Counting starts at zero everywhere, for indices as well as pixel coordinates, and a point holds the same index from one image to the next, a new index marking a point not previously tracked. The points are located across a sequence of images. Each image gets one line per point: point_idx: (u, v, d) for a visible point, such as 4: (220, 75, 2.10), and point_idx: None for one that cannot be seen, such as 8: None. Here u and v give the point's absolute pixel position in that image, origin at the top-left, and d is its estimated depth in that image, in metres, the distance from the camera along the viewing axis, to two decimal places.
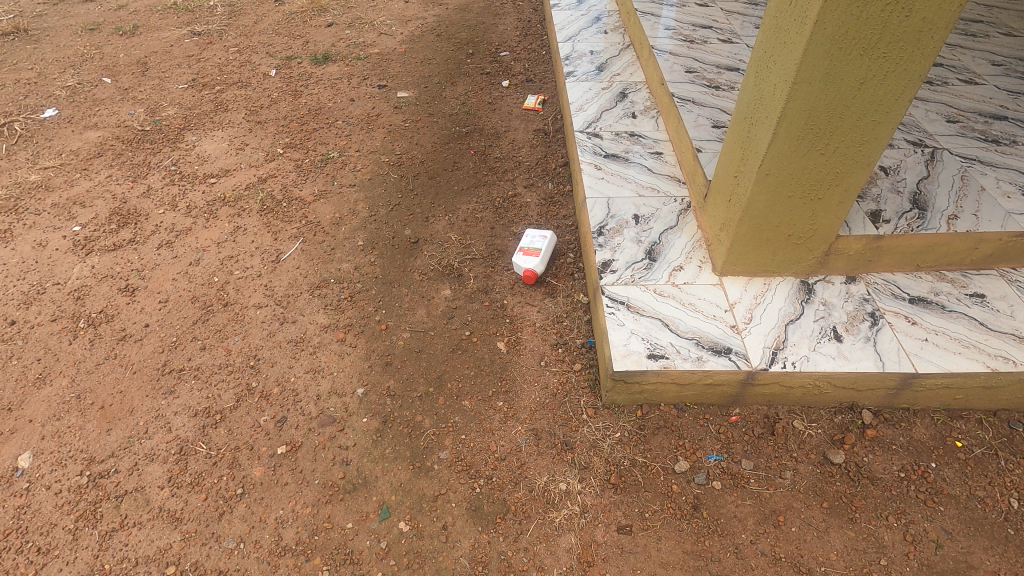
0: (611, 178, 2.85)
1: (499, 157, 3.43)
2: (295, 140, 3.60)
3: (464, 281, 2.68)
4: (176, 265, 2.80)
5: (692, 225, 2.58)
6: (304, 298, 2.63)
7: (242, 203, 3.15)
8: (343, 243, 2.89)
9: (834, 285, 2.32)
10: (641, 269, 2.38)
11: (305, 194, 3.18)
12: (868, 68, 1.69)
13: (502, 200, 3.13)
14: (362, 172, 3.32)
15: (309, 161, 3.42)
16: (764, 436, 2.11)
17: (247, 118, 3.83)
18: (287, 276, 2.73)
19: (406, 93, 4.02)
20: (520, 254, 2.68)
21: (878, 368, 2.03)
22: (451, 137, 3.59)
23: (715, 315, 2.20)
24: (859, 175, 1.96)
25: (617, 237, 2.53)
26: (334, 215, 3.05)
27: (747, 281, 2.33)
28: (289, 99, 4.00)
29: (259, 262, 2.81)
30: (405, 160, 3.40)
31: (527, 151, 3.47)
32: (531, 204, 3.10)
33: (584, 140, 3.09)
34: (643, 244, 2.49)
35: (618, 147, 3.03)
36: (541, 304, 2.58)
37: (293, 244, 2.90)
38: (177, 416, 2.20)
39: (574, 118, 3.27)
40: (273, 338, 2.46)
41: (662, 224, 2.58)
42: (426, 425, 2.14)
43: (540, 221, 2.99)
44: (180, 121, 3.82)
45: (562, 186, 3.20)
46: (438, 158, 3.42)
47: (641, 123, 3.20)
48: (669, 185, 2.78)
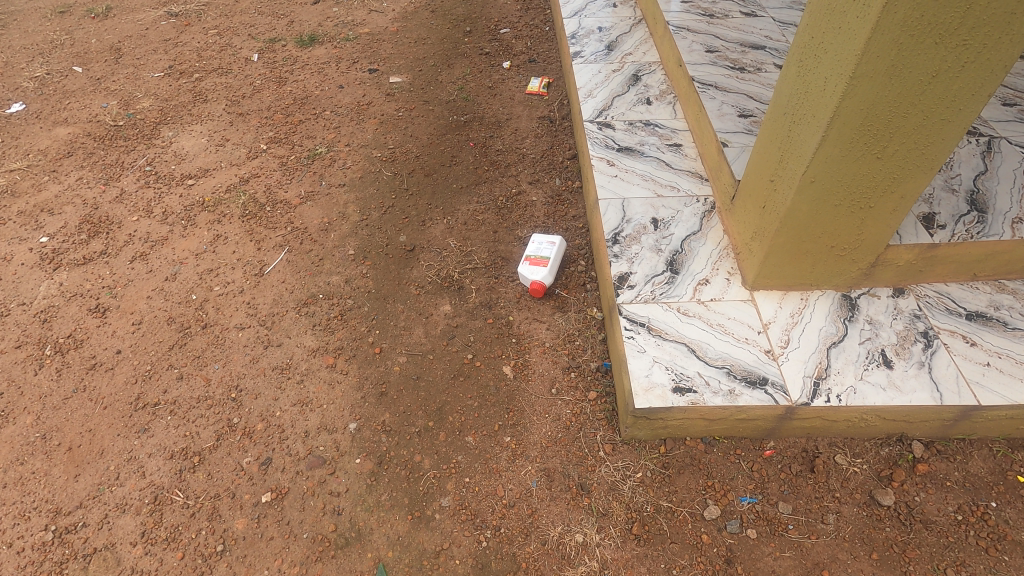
0: (626, 175, 2.56)
1: (501, 149, 3.15)
2: (279, 134, 3.31)
3: (465, 294, 2.44)
4: (151, 280, 2.57)
5: (716, 230, 2.31)
6: (290, 318, 2.39)
7: (222, 207, 2.89)
8: (332, 253, 2.64)
9: (880, 298, 2.06)
10: (663, 283, 2.13)
11: (290, 197, 2.92)
12: (943, 60, 1.39)
13: (505, 199, 2.87)
14: (353, 169, 3.04)
15: (295, 158, 3.14)
16: (803, 474, 1.89)
17: (228, 109, 3.54)
18: (272, 291, 2.50)
19: (399, 78, 3.71)
20: (526, 264, 2.44)
21: (935, 401, 1.79)
22: (448, 128, 3.30)
23: (747, 338, 1.96)
24: (919, 181, 1.68)
25: (634, 245, 2.27)
26: (323, 220, 2.79)
27: (782, 296, 2.08)
28: (272, 87, 3.70)
29: (241, 276, 2.57)
30: (399, 155, 3.12)
31: (531, 141, 3.18)
32: (537, 203, 2.84)
33: (594, 131, 2.80)
34: (663, 254, 2.23)
35: (632, 138, 2.74)
36: (551, 320, 2.34)
37: (277, 254, 2.65)
38: (151, 458, 2.00)
39: (583, 105, 2.97)
40: (257, 365, 2.24)
41: (684, 229, 2.32)
42: (426, 467, 1.93)
43: (547, 224, 2.73)
44: (156, 114, 3.53)
45: (571, 183, 2.92)
46: (435, 152, 3.13)
47: (657, 110, 2.89)
48: (690, 183, 2.50)
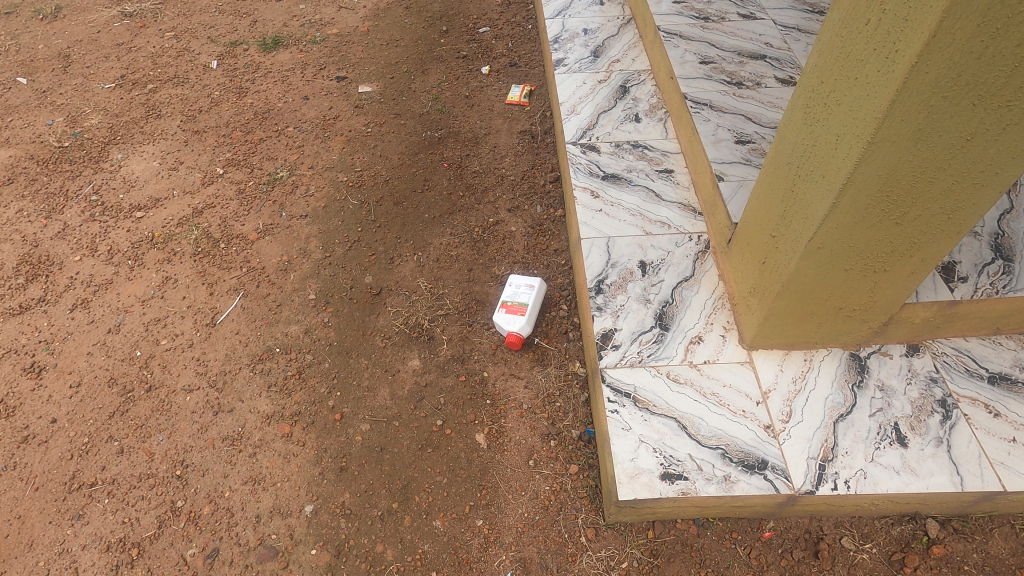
0: (612, 208, 2.32)
1: (477, 170, 2.90)
2: (237, 156, 3.05)
3: (436, 346, 2.23)
4: (92, 333, 2.34)
5: (710, 275, 2.09)
6: (243, 377, 2.18)
7: (173, 243, 2.64)
8: (291, 297, 2.41)
9: (892, 359, 1.84)
10: (651, 343, 1.91)
11: (247, 231, 2.67)
12: (981, 125, 1.15)
13: (481, 229, 2.63)
14: (316, 197, 2.80)
15: (254, 184, 2.88)
16: (805, 561, 1.70)
17: (183, 126, 3.26)
18: (224, 345, 2.28)
19: (368, 87, 3.42)
20: (502, 312, 2.22)
21: (955, 487, 1.59)
22: (420, 145, 3.03)
23: (744, 411, 1.75)
24: (943, 246, 1.45)
25: (620, 295, 2.04)
26: (282, 258, 2.56)
27: (784, 357, 1.87)
28: (232, 100, 3.42)
29: (191, 326, 2.34)
30: (366, 179, 2.87)
31: (510, 161, 2.93)
32: (516, 234, 2.61)
33: (577, 155, 2.55)
34: (652, 305, 2.01)
35: (619, 164, 2.49)
36: (529, 376, 2.13)
37: (231, 300, 2.42)
38: (85, 551, 1.80)
39: (566, 124, 2.71)
40: (205, 435, 2.04)
41: (675, 275, 2.09)
42: (389, 559, 1.74)
43: (527, 260, 2.50)
44: (105, 132, 3.26)
45: (553, 210, 2.68)
46: (406, 175, 2.88)
47: (647, 129, 2.63)
48: (682, 218, 2.27)
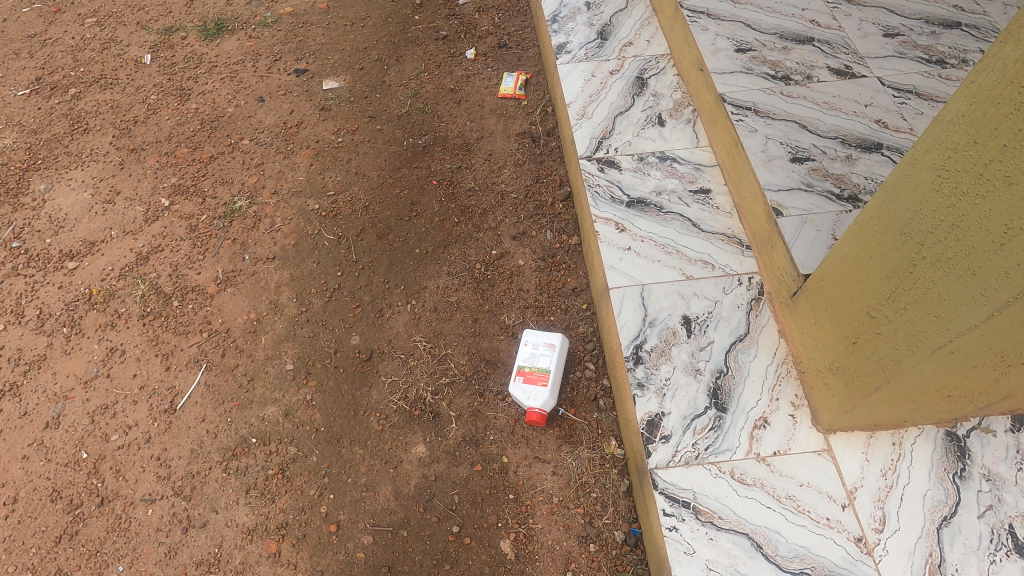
0: (642, 246, 1.94)
1: (472, 187, 2.46)
2: (185, 182, 2.57)
3: (443, 426, 1.88)
4: (25, 430, 1.94)
5: (769, 332, 1.74)
6: (215, 480, 1.82)
7: (116, 303, 2.21)
8: (265, 368, 2.03)
9: (997, 437, 1.53)
10: (707, 430, 1.58)
11: (204, 282, 2.25)
12: None
13: (484, 265, 2.23)
14: (284, 233, 2.36)
15: (208, 219, 2.43)
16: None
17: (117, 143, 2.74)
18: (188, 437, 1.90)
19: (335, 82, 2.91)
20: (520, 382, 1.87)
21: None
22: (402, 157, 2.58)
23: (829, 519, 1.45)
24: None
25: (664, 365, 1.69)
26: (249, 316, 2.15)
27: (868, 442, 1.55)
28: (173, 105, 2.88)
29: (146, 414, 1.96)
30: (342, 207, 2.42)
31: (510, 173, 2.49)
32: (526, 269, 2.21)
33: (594, 174, 2.13)
34: (704, 377, 1.67)
35: (645, 184, 2.08)
36: (557, 460, 1.80)
37: (191, 376, 2.03)
38: None
39: (576, 131, 2.26)
40: (175, 560, 1.70)
41: (726, 334, 1.74)
42: None
43: (541, 304, 2.13)
44: (23, 156, 2.73)
45: (567, 237, 2.28)
46: (388, 198, 2.44)
47: (674, 135, 2.21)
48: (727, 254, 1.89)
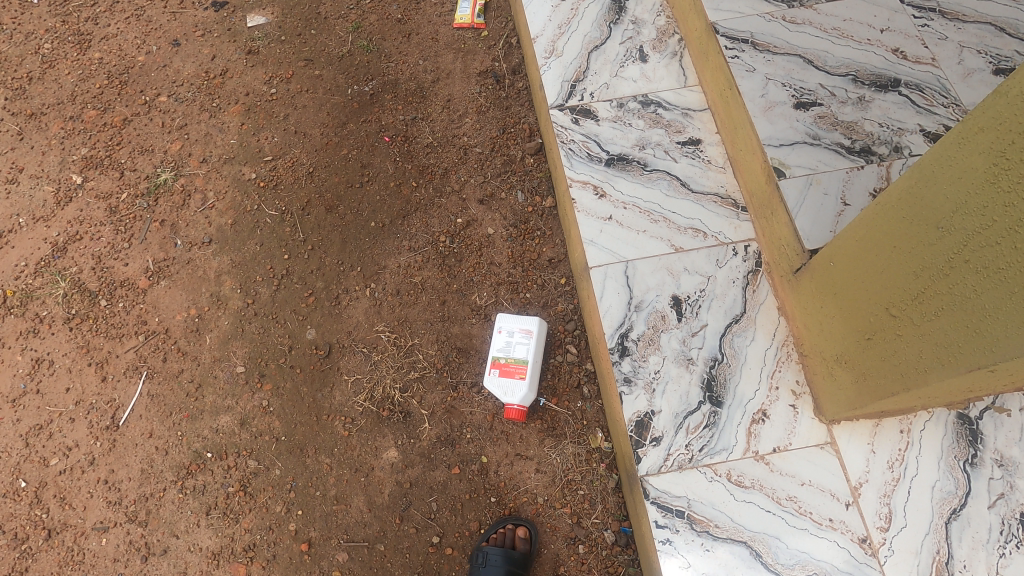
0: (625, 215, 1.70)
1: (430, 142, 2.15)
2: (98, 152, 2.22)
3: (415, 427, 1.73)
4: None
5: (768, 310, 1.56)
6: (171, 502, 1.68)
7: (35, 305, 1.95)
8: (213, 373, 1.83)
9: (1013, 417, 1.39)
10: (701, 429, 1.44)
11: (134, 274, 1.98)
12: None
13: (449, 237, 1.98)
14: (218, 211, 2.07)
15: (129, 198, 2.12)
16: None
17: (11, 107, 2.34)
18: (136, 456, 1.74)
19: (261, 18, 2.47)
20: (496, 376, 1.70)
21: None
22: (347, 109, 2.23)
23: (832, 520, 1.35)
24: None
25: (652, 356, 1.52)
26: (189, 313, 1.91)
27: (875, 432, 1.42)
28: (71, 55, 2.44)
29: (86, 432, 1.78)
30: (283, 174, 2.12)
31: (473, 122, 2.17)
32: (496, 239, 1.97)
33: (567, 127, 1.84)
34: (697, 368, 1.51)
35: (627, 136, 1.80)
36: (540, 456, 1.67)
37: (131, 386, 1.83)
38: None
39: (544, 74, 1.94)
40: None
41: (721, 315, 1.56)
42: None
43: (515, 279, 1.91)
44: None
45: (540, 198, 2.02)
46: (335, 161, 2.13)
47: (658, 73, 1.89)
48: (720, 220, 1.67)
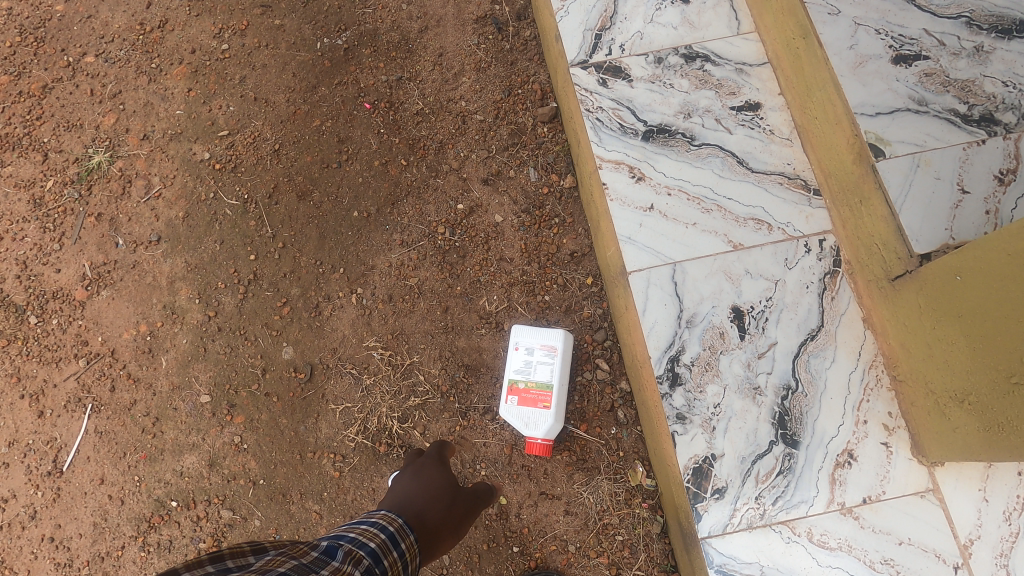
0: (669, 204, 1.37)
1: (420, 108, 1.77)
2: (13, 128, 1.81)
3: None
4: None
5: (851, 322, 1.26)
6: (133, 561, 1.44)
7: None
8: (172, 403, 1.52)
9: None
10: (773, 477, 1.18)
11: (68, 283, 1.64)
12: None
13: (448, 227, 1.65)
14: (166, 201, 1.70)
15: (56, 186, 1.74)
16: None
17: None
18: (86, 508, 1.47)
19: None
20: (514, 405, 1.41)
21: None
22: (317, 69, 1.83)
23: None
24: None
25: (711, 386, 1.24)
26: (138, 329, 1.59)
27: (988, 474, 1.12)
28: None
29: (27, 480, 1.50)
30: (243, 152, 1.74)
31: (471, 82, 1.78)
32: (506, 229, 1.64)
33: (593, 91, 1.47)
34: (766, 400, 1.22)
35: (668, 102, 1.45)
36: (570, 495, 1.42)
37: (74, 422, 1.52)
38: None
39: (561, 21, 1.54)
40: None
41: (793, 330, 1.26)
42: None
43: (530, 278, 1.59)
44: None
45: (557, 177, 1.67)
46: (306, 135, 1.75)
47: (705, 16, 1.50)
48: (789, 207, 1.34)
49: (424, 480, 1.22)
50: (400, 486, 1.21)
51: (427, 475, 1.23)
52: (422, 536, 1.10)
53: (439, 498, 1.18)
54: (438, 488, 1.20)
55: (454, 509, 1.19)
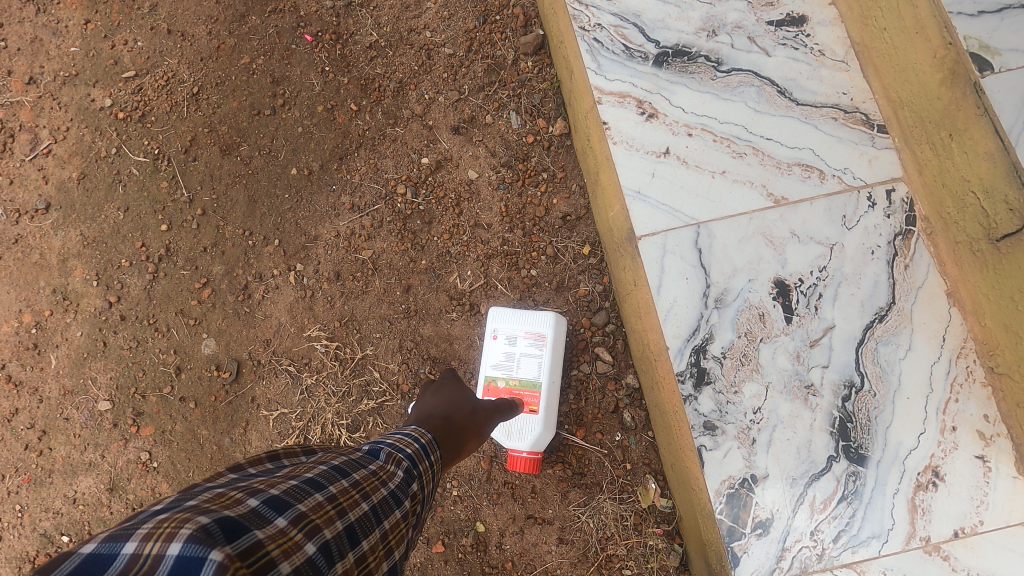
0: (689, 148, 1.05)
1: (375, 40, 1.42)
2: None
3: None
4: None
5: (931, 297, 0.95)
6: None
7: None
8: (65, 412, 1.22)
9: None
10: (832, 503, 0.92)
11: None
12: None
13: (410, 187, 1.33)
14: (57, 159, 1.36)
15: None
16: None
17: None
18: None
19: None
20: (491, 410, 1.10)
21: None
22: None
23: None
24: None
25: (750, 386, 0.97)
26: (20, 320, 1.27)
27: None
28: None
29: None
30: (154, 96, 1.39)
31: (438, 5, 1.42)
32: (481, 188, 1.32)
33: (592, 6, 1.14)
34: (822, 403, 0.94)
35: (688, 15, 1.11)
36: (564, 519, 1.14)
37: None
38: None
39: None
40: None
41: (856, 310, 0.96)
42: None
43: (512, 248, 1.27)
44: None
45: (545, 121, 1.34)
46: (232, 75, 1.40)
47: None
48: (847, 150, 1.03)
49: (446, 394, 1.02)
50: (420, 403, 1.01)
51: (448, 389, 1.04)
52: (449, 449, 0.91)
53: (460, 419, 0.97)
54: (457, 405, 1.00)
55: (481, 422, 0.99)
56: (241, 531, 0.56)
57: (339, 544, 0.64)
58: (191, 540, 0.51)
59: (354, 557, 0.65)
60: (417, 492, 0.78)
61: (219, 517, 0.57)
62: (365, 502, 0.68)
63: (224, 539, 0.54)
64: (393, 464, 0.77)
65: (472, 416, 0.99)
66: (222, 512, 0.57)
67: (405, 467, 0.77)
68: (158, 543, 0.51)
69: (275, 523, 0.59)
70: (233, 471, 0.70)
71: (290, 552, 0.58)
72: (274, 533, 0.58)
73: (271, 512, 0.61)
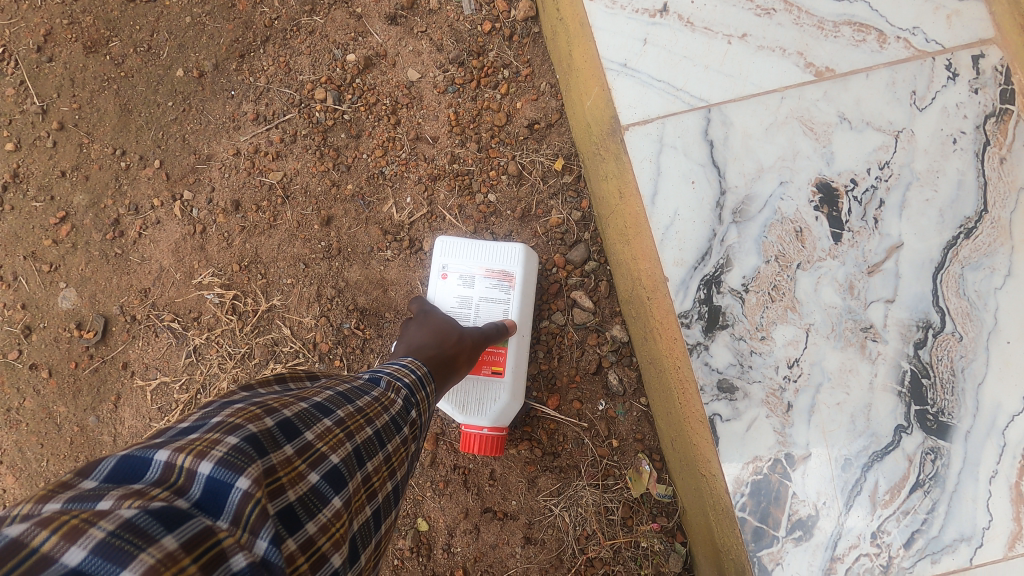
0: (696, 3, 0.75)
1: None
2: None
3: None
4: None
5: None
6: None
7: None
8: None
9: None
10: (902, 488, 0.67)
11: None
12: None
13: (331, 91, 1.00)
14: None
15: None
16: None
17: None
18: None
19: None
20: None
21: None
22: None
23: None
24: None
25: (782, 330, 0.70)
26: None
27: None
28: None
29: None
30: None
31: None
32: (425, 90, 1.00)
33: None
34: (885, 351, 0.68)
35: None
36: (532, 514, 0.87)
37: None
38: None
39: None
40: None
41: (932, 221, 0.68)
42: None
43: (465, 166, 0.97)
44: None
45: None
46: None
47: None
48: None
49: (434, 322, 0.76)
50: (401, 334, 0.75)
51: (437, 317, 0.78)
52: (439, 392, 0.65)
53: (460, 358, 0.72)
54: (453, 339, 0.73)
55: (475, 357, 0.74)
56: (261, 449, 0.42)
57: (352, 469, 0.47)
58: (226, 462, 0.39)
59: (364, 481, 0.48)
60: (419, 424, 0.57)
61: (245, 431, 0.42)
62: (375, 427, 0.51)
63: (255, 457, 0.41)
64: (395, 391, 0.56)
65: (471, 358, 0.74)
66: (243, 423, 0.43)
67: (407, 395, 0.56)
68: (189, 457, 0.39)
69: (289, 444, 0.44)
70: (244, 389, 0.54)
71: (302, 480, 0.43)
72: (286, 458, 0.43)
73: (284, 430, 0.45)
